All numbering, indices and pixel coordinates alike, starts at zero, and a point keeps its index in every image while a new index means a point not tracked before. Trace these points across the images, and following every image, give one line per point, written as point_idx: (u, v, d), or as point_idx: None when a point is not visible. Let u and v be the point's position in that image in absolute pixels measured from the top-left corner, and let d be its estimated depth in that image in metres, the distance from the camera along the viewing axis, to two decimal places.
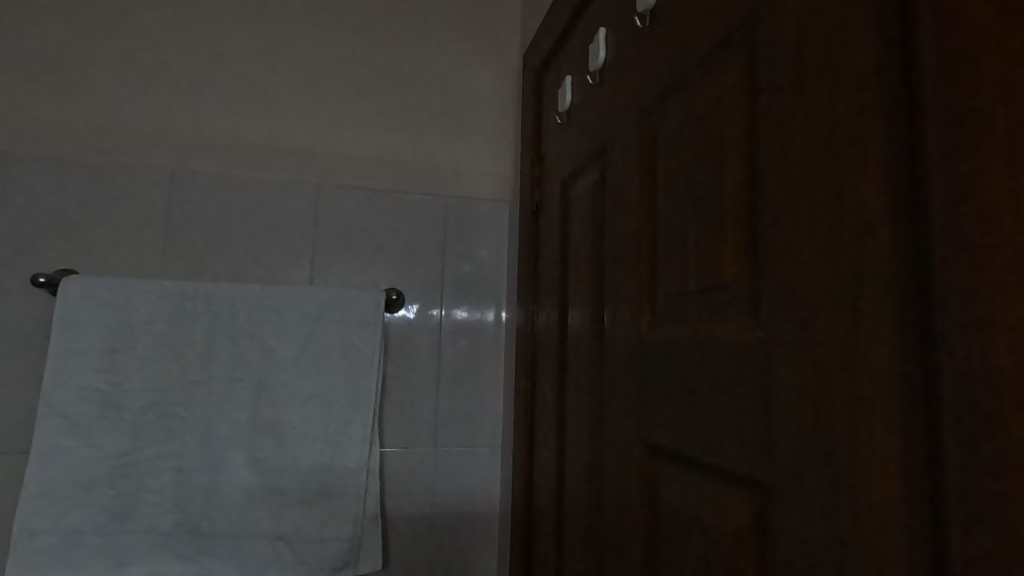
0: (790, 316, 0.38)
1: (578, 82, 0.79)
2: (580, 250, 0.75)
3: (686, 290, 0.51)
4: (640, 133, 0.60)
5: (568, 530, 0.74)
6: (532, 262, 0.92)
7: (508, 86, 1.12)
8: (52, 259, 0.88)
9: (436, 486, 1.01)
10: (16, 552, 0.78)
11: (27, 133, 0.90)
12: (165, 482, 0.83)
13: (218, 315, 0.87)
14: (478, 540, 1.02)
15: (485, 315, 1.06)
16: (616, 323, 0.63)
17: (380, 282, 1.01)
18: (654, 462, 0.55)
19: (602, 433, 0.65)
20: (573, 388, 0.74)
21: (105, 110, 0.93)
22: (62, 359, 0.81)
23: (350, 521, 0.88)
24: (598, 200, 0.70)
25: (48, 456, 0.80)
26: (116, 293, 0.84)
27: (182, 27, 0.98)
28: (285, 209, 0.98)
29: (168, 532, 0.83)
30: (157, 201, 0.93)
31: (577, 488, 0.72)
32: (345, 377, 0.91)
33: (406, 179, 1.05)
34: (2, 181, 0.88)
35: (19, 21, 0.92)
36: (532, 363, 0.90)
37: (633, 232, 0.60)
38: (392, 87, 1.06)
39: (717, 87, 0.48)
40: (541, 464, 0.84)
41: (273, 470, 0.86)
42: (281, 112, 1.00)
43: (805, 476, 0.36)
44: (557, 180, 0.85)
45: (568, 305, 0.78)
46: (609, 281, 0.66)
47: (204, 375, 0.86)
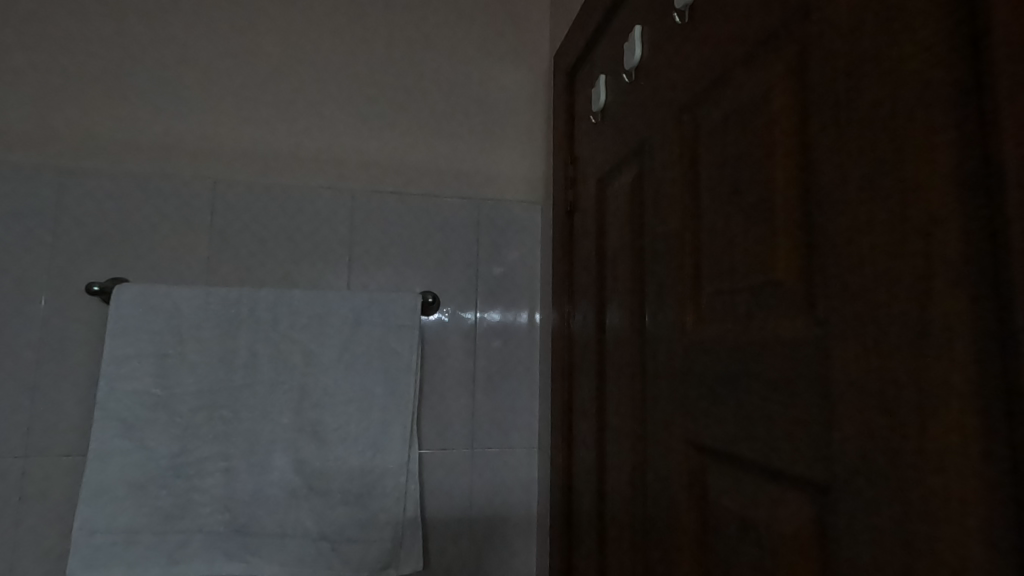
0: (851, 311, 0.37)
1: (612, 81, 0.78)
2: (618, 250, 0.74)
3: (733, 287, 0.50)
4: (680, 129, 0.60)
5: (611, 532, 0.73)
6: (567, 263, 0.92)
7: (539, 88, 1.12)
8: (104, 269, 0.92)
9: (474, 487, 1.01)
10: (78, 550, 0.81)
11: (79, 148, 0.94)
12: (214, 483, 0.85)
13: (261, 319, 0.89)
14: (517, 541, 1.02)
15: (520, 317, 1.06)
16: (658, 322, 0.62)
17: (416, 285, 1.02)
18: (703, 463, 0.54)
19: (646, 434, 0.64)
20: (614, 389, 0.74)
21: (151, 124, 0.97)
22: (116, 364, 0.85)
23: (392, 522, 0.89)
24: (636, 199, 0.70)
25: (104, 458, 0.83)
26: (165, 300, 0.87)
27: (222, 41, 1.01)
28: (322, 216, 0.99)
29: (217, 532, 0.85)
30: (201, 210, 0.96)
31: (620, 489, 0.71)
32: (384, 380, 0.92)
33: (439, 182, 1.06)
34: (57, 194, 0.92)
35: (70, 42, 0.96)
36: (569, 364, 0.90)
37: (675, 231, 0.59)
38: (424, 93, 1.07)
39: (764, 80, 0.47)
40: (580, 466, 0.84)
41: (317, 471, 0.88)
42: (317, 121, 1.03)
43: (870, 474, 0.35)
44: (592, 180, 0.84)
45: (605, 306, 0.78)
46: (649, 281, 0.65)
47: (249, 379, 0.88)
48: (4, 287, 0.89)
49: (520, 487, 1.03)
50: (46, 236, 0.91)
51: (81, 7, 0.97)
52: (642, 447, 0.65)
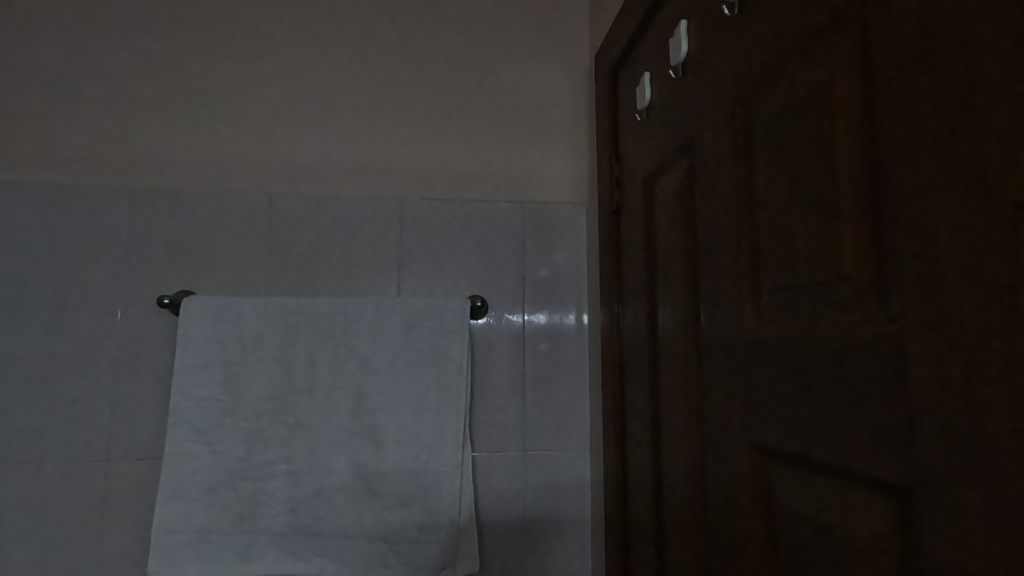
0: (928, 304, 0.35)
1: (657, 78, 0.77)
2: (669, 249, 0.73)
3: (795, 283, 0.48)
4: (732, 123, 0.58)
5: (670, 535, 0.72)
6: (616, 263, 0.91)
7: (580, 88, 1.12)
8: (172, 282, 0.97)
9: (527, 489, 1.01)
10: (156, 548, 0.86)
11: (147, 169, 1.00)
12: (278, 485, 0.89)
13: (318, 327, 0.92)
14: (571, 544, 1.02)
15: (567, 318, 1.06)
16: (715, 322, 0.61)
17: (464, 289, 1.03)
18: (767, 466, 0.52)
19: (705, 436, 0.63)
20: (669, 390, 0.73)
21: (212, 143, 1.02)
22: (186, 372, 0.89)
23: (448, 523, 0.90)
24: (686, 195, 0.69)
25: (178, 461, 0.88)
26: (228, 310, 0.92)
27: (274, 61, 1.05)
28: (373, 225, 1.02)
29: (282, 532, 0.88)
30: (259, 223, 1.00)
31: (679, 493, 0.70)
32: (436, 384, 0.94)
33: (484, 187, 1.07)
34: (129, 213, 0.98)
35: (136, 70, 1.02)
36: (620, 365, 0.89)
37: (730, 227, 0.58)
38: (467, 99, 1.09)
39: (823, 68, 0.45)
40: (634, 468, 0.83)
41: (374, 473, 0.90)
42: (365, 133, 1.06)
43: (956, 475, 0.33)
44: (638, 178, 0.83)
45: (657, 306, 0.77)
46: (704, 279, 0.64)
47: (308, 384, 0.91)
48: (84, 302, 0.95)
49: (573, 489, 1.03)
50: (120, 252, 0.97)
51: (146, 38, 1.03)
52: (702, 449, 0.64)
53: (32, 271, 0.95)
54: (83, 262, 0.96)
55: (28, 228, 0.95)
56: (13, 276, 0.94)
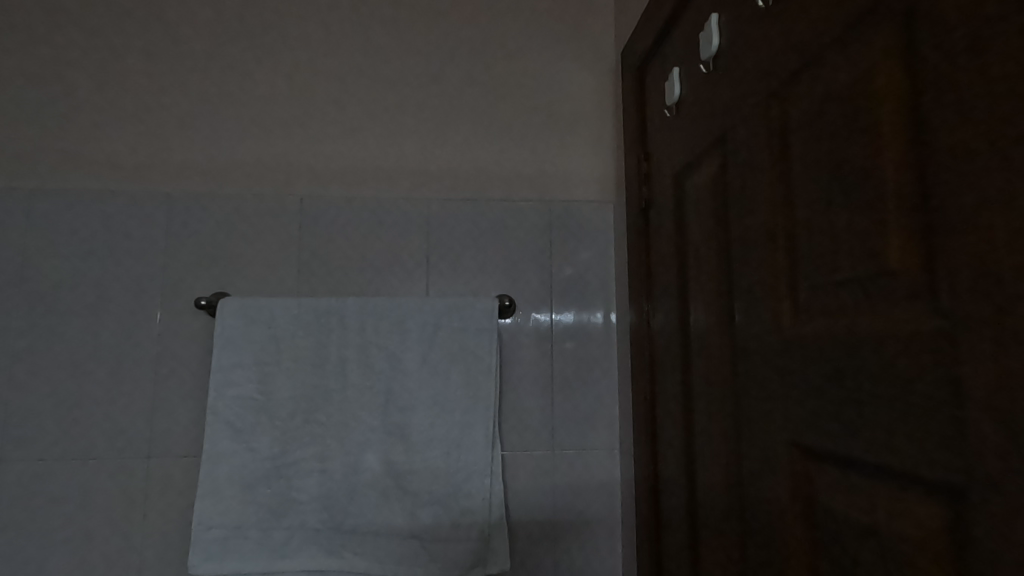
0: (983, 300, 0.34)
1: (687, 73, 0.76)
2: (701, 247, 0.72)
3: (836, 280, 0.48)
4: (766, 117, 0.57)
5: (705, 536, 0.71)
6: (645, 261, 0.90)
7: (606, 84, 1.11)
8: (208, 284, 1.00)
9: (556, 489, 1.01)
10: (196, 543, 0.88)
11: (184, 174, 1.03)
12: (312, 482, 0.90)
13: (349, 327, 0.94)
14: (601, 544, 1.01)
15: (595, 317, 1.05)
16: (750, 320, 0.60)
17: (491, 289, 1.03)
18: (807, 466, 0.51)
19: (740, 435, 0.62)
20: (702, 389, 0.72)
21: (245, 148, 1.04)
22: (223, 371, 0.92)
23: (479, 522, 0.91)
24: (718, 191, 0.68)
25: (216, 458, 0.90)
26: (262, 311, 0.93)
27: (303, 66, 1.07)
28: (400, 226, 1.03)
29: (316, 529, 0.90)
30: (290, 225, 1.02)
31: (714, 494, 0.69)
32: (464, 383, 0.94)
33: (510, 186, 1.07)
34: (166, 217, 1.01)
35: (172, 78, 1.05)
36: (650, 364, 0.88)
37: (765, 224, 0.57)
38: (492, 99, 1.09)
39: (864, 59, 0.44)
40: (667, 467, 0.82)
41: (406, 472, 0.91)
42: (392, 135, 1.07)
43: (1015, 476, 0.32)
44: (667, 175, 0.83)
45: (689, 304, 0.76)
46: (738, 276, 0.63)
47: (340, 384, 0.93)
48: (125, 304, 0.98)
49: (603, 489, 1.02)
50: (158, 255, 1.00)
51: (180, 47, 1.06)
52: (737, 449, 0.63)
53: (76, 273, 0.98)
54: (124, 265, 0.99)
55: (71, 234, 0.99)
56: (58, 280, 0.98)
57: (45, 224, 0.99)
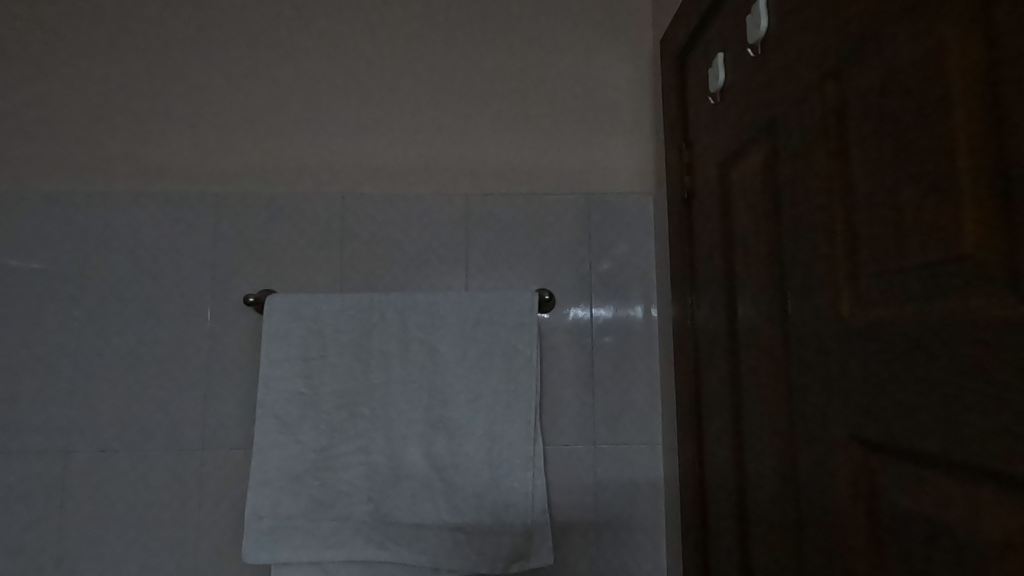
0: None
1: (732, 57, 0.74)
2: (749, 236, 0.70)
3: (902, 267, 0.46)
4: (821, 99, 0.56)
5: (757, 533, 0.70)
6: (688, 252, 0.89)
7: (644, 74, 1.09)
8: (255, 282, 1.03)
9: (598, 485, 1.00)
10: (250, 532, 0.90)
11: (230, 175, 1.06)
12: (358, 474, 0.92)
13: (390, 322, 0.95)
14: (644, 541, 1.00)
15: (635, 311, 1.04)
16: (805, 311, 0.58)
17: (531, 283, 1.03)
18: (870, 460, 0.49)
19: (795, 429, 0.61)
20: (752, 383, 0.70)
21: (288, 148, 1.07)
22: (270, 366, 0.94)
23: (522, 515, 0.91)
24: (767, 178, 0.66)
25: (266, 450, 0.92)
26: (308, 307, 0.95)
27: (342, 65, 1.09)
28: (439, 222, 1.04)
29: (362, 520, 0.91)
30: (332, 223, 1.04)
31: (766, 490, 0.67)
32: (505, 378, 0.94)
33: (548, 180, 1.06)
34: (214, 217, 1.04)
35: (218, 81, 1.08)
36: (694, 358, 0.86)
37: (821, 210, 0.55)
38: (529, 93, 1.09)
39: (935, 32, 0.42)
40: (714, 462, 0.80)
41: (449, 465, 0.92)
42: (429, 132, 1.08)
43: None
44: (712, 164, 0.81)
45: (736, 296, 0.74)
46: (790, 266, 0.61)
47: (383, 377, 0.94)
48: (177, 301, 1.02)
49: (646, 486, 1.01)
50: (207, 254, 1.03)
51: (224, 53, 1.09)
52: (792, 443, 0.61)
53: (131, 272, 1.03)
54: (175, 265, 1.03)
55: (127, 234, 1.03)
56: (117, 280, 1.02)
57: (103, 225, 1.03)
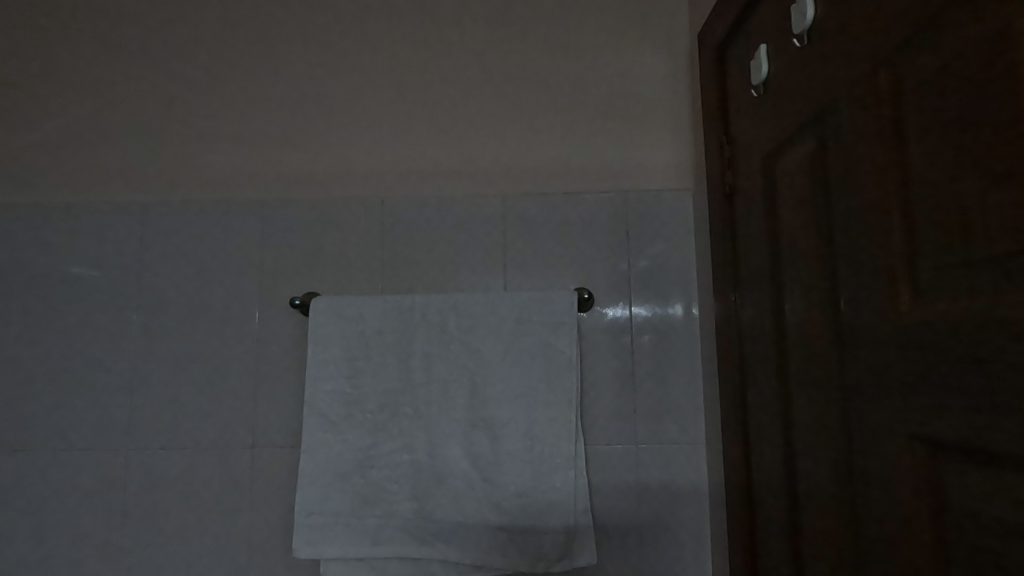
0: None
1: (776, 48, 0.73)
2: (796, 232, 0.69)
3: (968, 259, 0.45)
4: (876, 87, 0.54)
5: (810, 536, 0.68)
6: (731, 249, 0.87)
7: (681, 69, 1.08)
8: (300, 285, 1.06)
9: (640, 484, 1.00)
10: (300, 528, 0.93)
11: (275, 181, 1.09)
12: (402, 472, 0.94)
13: (432, 323, 0.96)
14: (689, 543, 0.99)
15: (675, 310, 1.02)
16: (861, 306, 0.57)
17: (569, 283, 1.03)
18: (933, 459, 0.48)
19: (850, 427, 0.59)
20: (801, 382, 0.69)
21: (330, 155, 1.10)
22: (317, 367, 0.96)
23: (565, 515, 0.91)
24: (815, 172, 0.64)
25: (314, 449, 0.95)
26: (351, 309, 0.98)
27: (380, 72, 1.11)
28: (477, 223, 1.05)
29: (407, 518, 0.93)
30: (373, 227, 1.06)
31: (819, 490, 0.65)
32: (545, 377, 0.95)
33: (585, 179, 1.06)
34: (260, 223, 1.07)
35: (262, 91, 1.12)
36: (739, 357, 0.85)
37: (877, 202, 0.54)
38: (565, 93, 1.09)
39: (1000, 18, 0.41)
40: (762, 462, 0.79)
41: (491, 464, 0.93)
42: (466, 134, 1.09)
43: None
44: (755, 159, 0.79)
45: (783, 293, 0.73)
46: (843, 261, 0.60)
47: (425, 377, 0.95)
48: (227, 305, 1.06)
49: (689, 487, 0.99)
50: (254, 258, 1.06)
51: (267, 64, 1.13)
52: (847, 443, 0.60)
53: (183, 277, 1.07)
54: (224, 269, 1.07)
55: (178, 240, 1.08)
56: (170, 285, 1.07)
57: (156, 232, 1.08)
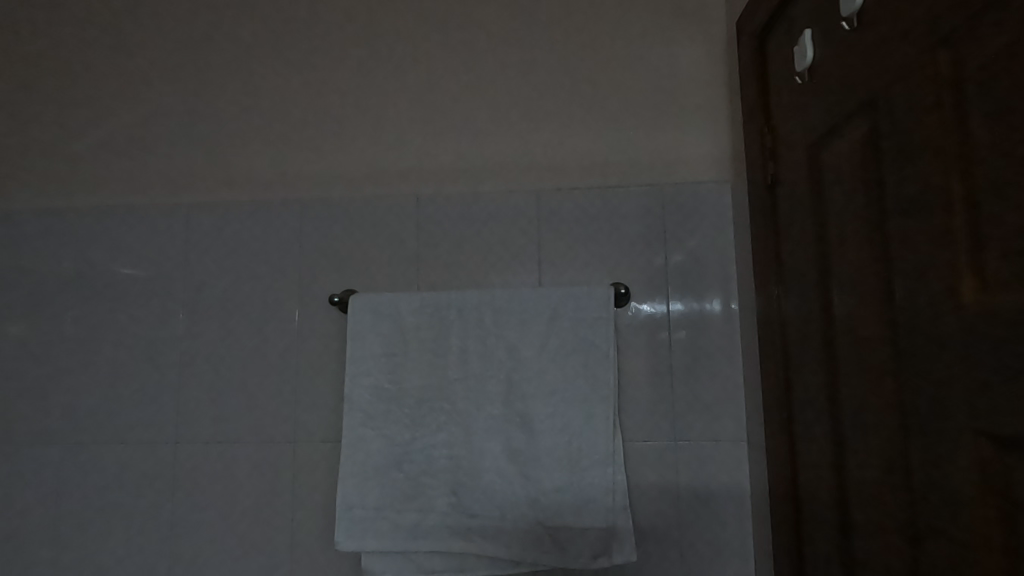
0: None
1: (822, 33, 0.71)
2: (845, 222, 0.67)
3: None
4: (933, 69, 0.52)
5: (861, 536, 0.66)
6: (773, 241, 0.85)
7: (718, 59, 1.06)
8: (338, 283, 1.07)
9: (680, 482, 0.98)
10: (341, 521, 0.94)
11: (313, 182, 1.11)
12: (440, 467, 0.94)
13: (468, 319, 0.97)
14: (730, 542, 0.97)
15: (713, 305, 1.00)
16: (919, 296, 0.55)
17: (606, 279, 1.02)
18: (1000, 456, 0.46)
19: (906, 425, 0.57)
20: (851, 376, 0.66)
21: (366, 154, 1.11)
22: (356, 362, 0.98)
23: (603, 512, 0.90)
24: (866, 160, 0.62)
25: (354, 444, 0.96)
26: (388, 305, 0.99)
27: (414, 72, 1.12)
28: (512, 219, 1.05)
29: (446, 513, 0.93)
30: (408, 225, 1.07)
31: (871, 488, 0.63)
32: (583, 372, 0.94)
33: (621, 173, 1.05)
34: (300, 222, 1.09)
35: (300, 93, 1.14)
36: (782, 353, 0.83)
37: (936, 189, 0.52)
38: (600, 87, 1.08)
39: None
40: (808, 460, 0.77)
41: (529, 459, 0.92)
42: (500, 131, 1.09)
43: None
44: (800, 148, 0.77)
45: (830, 285, 0.70)
46: (898, 252, 0.57)
47: (462, 373, 0.96)
48: (268, 302, 1.08)
49: (731, 486, 0.97)
50: (294, 257, 1.09)
51: (304, 67, 1.15)
52: (903, 439, 0.58)
53: (226, 276, 1.10)
54: (265, 268, 1.09)
55: (221, 240, 1.11)
56: (214, 283, 1.10)
57: (200, 232, 1.11)
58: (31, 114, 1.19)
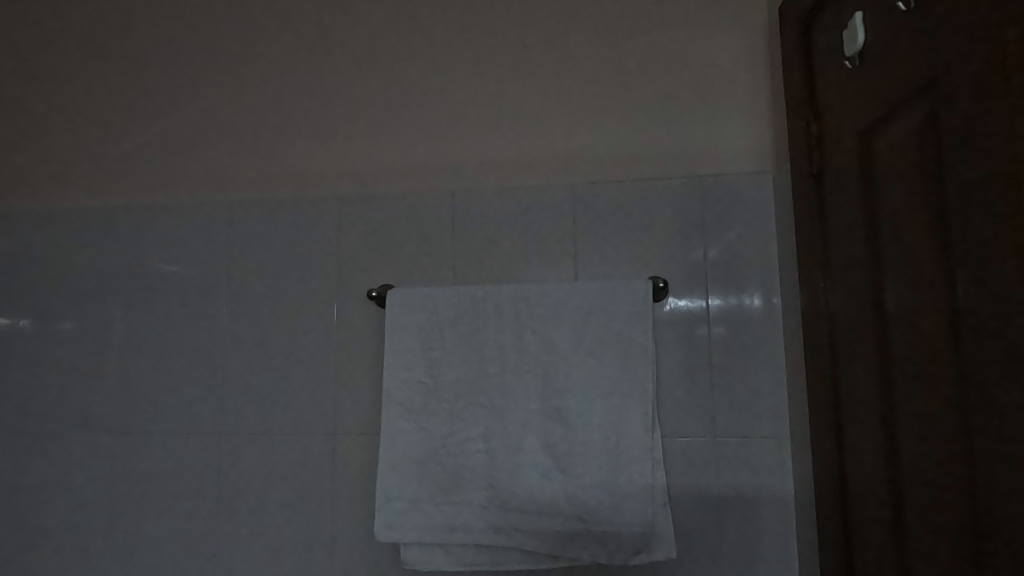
0: None
1: (875, 15, 0.68)
2: (900, 210, 0.64)
3: None
4: (1001, 49, 0.49)
5: (918, 537, 0.63)
6: (820, 233, 0.82)
7: (758, 47, 1.03)
8: (375, 279, 1.09)
9: (719, 479, 0.96)
10: (381, 512, 0.96)
11: (350, 178, 1.13)
12: (477, 461, 0.95)
13: (503, 313, 0.97)
14: (772, 541, 0.94)
15: (754, 299, 0.98)
16: (983, 287, 0.52)
17: (643, 273, 1.01)
18: None
19: (970, 422, 0.54)
20: (906, 372, 0.64)
21: (402, 151, 1.12)
22: (394, 356, 0.99)
23: (642, 507, 0.89)
24: (924, 145, 0.60)
25: (393, 436, 0.97)
26: (426, 300, 1.00)
27: (448, 68, 1.12)
28: (547, 213, 1.04)
29: (483, 506, 0.94)
30: (444, 220, 1.07)
31: (929, 487, 0.61)
32: (621, 367, 0.93)
33: (657, 165, 1.03)
34: (337, 219, 1.11)
35: (336, 91, 1.16)
36: (830, 349, 0.80)
37: (1003, 173, 0.49)
38: (635, 79, 1.06)
39: None
40: (858, 458, 0.74)
41: (567, 454, 0.92)
42: (535, 125, 1.08)
43: None
44: (850, 136, 0.74)
45: (883, 277, 0.68)
46: (959, 240, 0.55)
47: (498, 367, 0.96)
48: (307, 298, 1.11)
49: (772, 484, 0.95)
50: (332, 253, 1.10)
51: (340, 66, 1.16)
52: (965, 436, 0.55)
53: (267, 271, 1.12)
54: (304, 264, 1.11)
55: (262, 237, 1.13)
56: (256, 279, 1.13)
57: (242, 230, 1.14)
58: (82, 119, 1.24)
